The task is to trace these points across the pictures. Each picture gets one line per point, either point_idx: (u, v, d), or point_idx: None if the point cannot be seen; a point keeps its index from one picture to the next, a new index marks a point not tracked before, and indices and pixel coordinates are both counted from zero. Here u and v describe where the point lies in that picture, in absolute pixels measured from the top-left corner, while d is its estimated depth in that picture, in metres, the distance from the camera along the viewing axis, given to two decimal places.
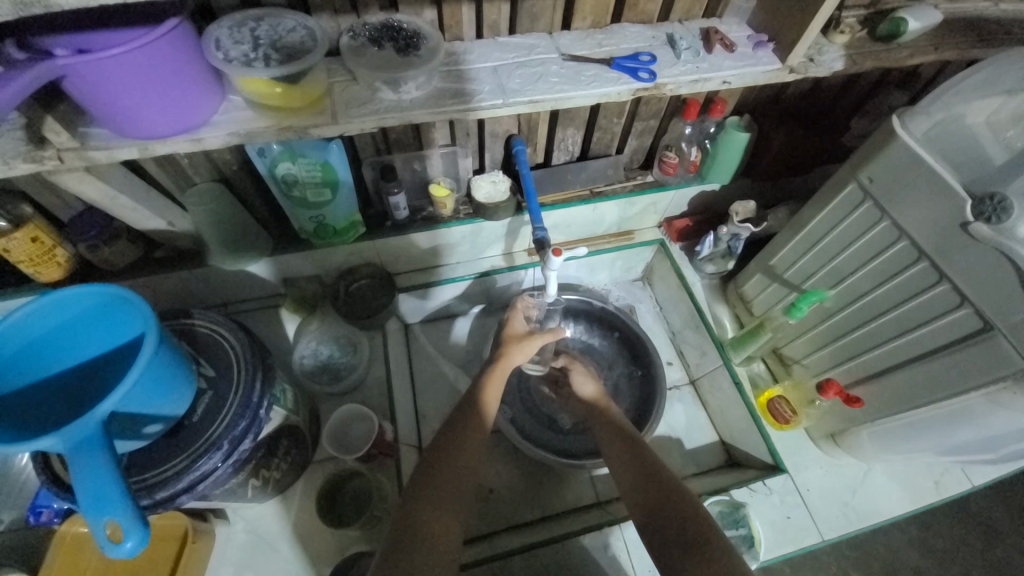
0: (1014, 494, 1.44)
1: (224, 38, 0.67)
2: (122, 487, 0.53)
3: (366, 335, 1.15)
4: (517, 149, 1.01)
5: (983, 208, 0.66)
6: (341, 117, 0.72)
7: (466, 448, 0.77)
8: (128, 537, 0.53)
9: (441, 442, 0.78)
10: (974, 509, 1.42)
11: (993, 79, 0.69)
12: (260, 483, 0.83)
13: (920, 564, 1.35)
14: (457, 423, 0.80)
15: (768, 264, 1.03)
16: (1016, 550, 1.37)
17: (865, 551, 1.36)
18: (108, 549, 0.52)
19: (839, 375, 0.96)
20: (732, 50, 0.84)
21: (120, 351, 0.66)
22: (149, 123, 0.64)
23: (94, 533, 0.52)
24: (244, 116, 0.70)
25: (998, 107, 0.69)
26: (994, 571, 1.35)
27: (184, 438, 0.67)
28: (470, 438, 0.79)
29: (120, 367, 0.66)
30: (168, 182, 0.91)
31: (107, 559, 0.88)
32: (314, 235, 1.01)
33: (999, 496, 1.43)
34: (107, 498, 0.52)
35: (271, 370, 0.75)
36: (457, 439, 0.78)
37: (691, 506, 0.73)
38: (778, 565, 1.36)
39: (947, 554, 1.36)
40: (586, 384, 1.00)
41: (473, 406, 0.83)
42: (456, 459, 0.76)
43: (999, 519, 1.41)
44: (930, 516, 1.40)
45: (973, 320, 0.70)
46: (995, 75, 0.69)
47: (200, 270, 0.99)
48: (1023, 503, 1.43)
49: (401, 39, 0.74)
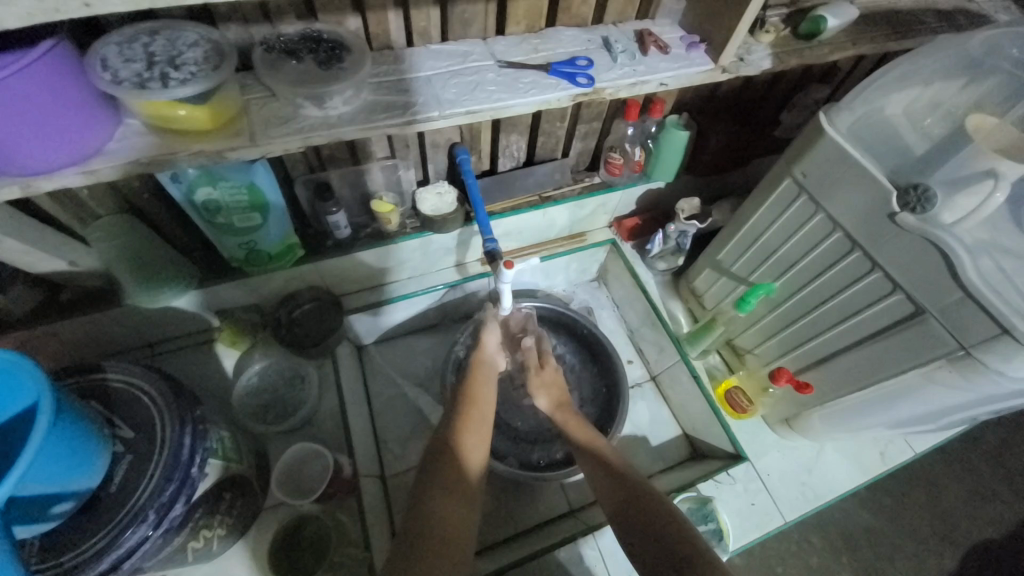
0: (950, 450, 1.56)
1: (112, 56, 0.58)
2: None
3: (314, 363, 1.07)
4: (461, 158, 0.98)
5: (908, 198, 0.69)
6: (261, 138, 0.65)
7: (451, 497, 0.74)
8: None
9: (421, 494, 0.75)
10: (917, 468, 1.53)
11: (907, 74, 0.74)
12: (203, 544, 0.75)
13: (873, 524, 1.45)
14: (429, 478, 0.76)
15: (715, 259, 1.06)
16: (957, 501, 1.49)
17: (824, 519, 1.45)
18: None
19: (787, 363, 0.98)
20: (667, 51, 0.85)
21: (4, 430, 0.54)
22: (26, 158, 0.55)
23: None
24: (145, 142, 0.61)
25: (914, 97, 0.74)
26: (939, 524, 1.46)
27: (102, 513, 0.58)
28: (460, 487, 0.76)
29: (8, 446, 0.54)
30: (65, 216, 0.80)
31: None
32: (246, 262, 0.94)
33: (939, 454, 1.55)
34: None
35: (203, 420, 0.67)
36: (437, 489, 0.74)
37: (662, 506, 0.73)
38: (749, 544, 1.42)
39: (897, 513, 1.47)
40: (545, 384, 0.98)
41: (448, 453, 0.79)
42: (435, 508, 0.72)
43: (943, 474, 1.53)
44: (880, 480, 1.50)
45: (906, 305, 0.73)
46: (911, 70, 0.74)
47: (117, 310, 0.89)
48: (958, 457, 1.55)
49: (322, 51, 0.68)
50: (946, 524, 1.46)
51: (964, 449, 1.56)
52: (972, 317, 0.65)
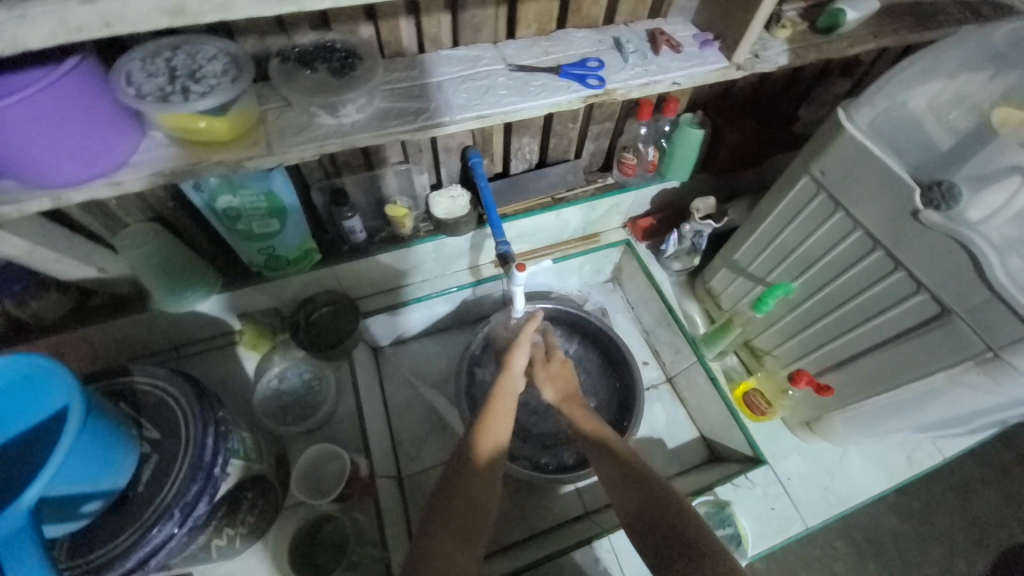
0: (985, 454, 1.50)
1: (136, 72, 0.60)
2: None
3: (332, 365, 1.09)
4: (473, 161, 0.99)
5: (932, 195, 0.67)
6: (277, 147, 0.67)
7: (470, 495, 0.75)
8: None
9: (443, 493, 0.76)
10: (950, 472, 1.48)
11: (934, 65, 0.72)
12: (226, 541, 0.77)
13: (901, 530, 1.40)
14: (449, 479, 0.77)
15: (732, 259, 1.04)
16: (991, 506, 1.43)
17: (849, 524, 1.41)
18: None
19: (807, 364, 0.96)
20: (679, 50, 0.84)
21: (39, 431, 0.56)
22: (57, 171, 0.58)
23: None
24: (167, 153, 0.64)
25: (942, 89, 0.72)
26: (973, 530, 1.41)
27: (130, 512, 0.61)
28: (479, 482, 0.77)
29: (42, 446, 0.56)
30: (95, 225, 0.83)
31: None
32: (266, 267, 0.96)
33: (973, 458, 1.49)
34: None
35: (224, 422, 0.70)
36: (453, 496, 0.75)
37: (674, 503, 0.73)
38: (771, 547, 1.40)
39: (927, 518, 1.42)
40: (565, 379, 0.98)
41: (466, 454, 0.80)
42: (454, 508, 0.74)
43: (978, 479, 1.47)
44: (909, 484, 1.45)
45: (931, 306, 0.71)
46: (936, 61, 0.72)
47: (144, 314, 0.93)
48: (993, 460, 1.49)
49: (335, 60, 0.70)
50: (980, 531, 1.40)
51: (999, 452, 1.50)
52: (1002, 319, 0.63)
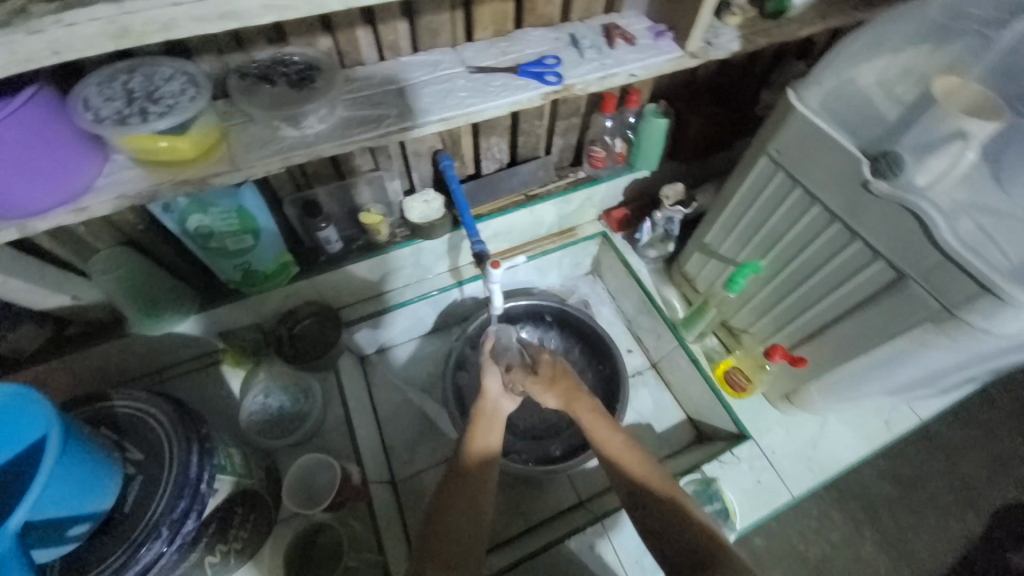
0: (965, 415, 1.55)
1: (93, 97, 0.60)
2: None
3: (318, 376, 1.09)
4: (444, 164, 1.00)
5: (879, 165, 0.70)
6: (242, 162, 0.67)
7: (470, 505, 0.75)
8: None
9: (440, 501, 0.75)
10: (935, 436, 1.52)
11: (876, 43, 0.75)
12: (220, 558, 0.77)
13: (892, 497, 1.44)
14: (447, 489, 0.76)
15: (703, 242, 1.07)
16: (976, 465, 1.48)
17: (841, 494, 1.45)
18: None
19: (782, 339, 0.98)
20: (634, 43, 0.86)
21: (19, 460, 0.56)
22: (19, 201, 0.58)
23: None
24: (132, 175, 0.64)
25: (887, 65, 0.74)
26: (960, 490, 1.45)
27: (118, 534, 0.61)
28: (479, 498, 0.76)
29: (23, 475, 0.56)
30: (66, 254, 0.83)
31: None
32: (243, 283, 0.96)
33: (955, 420, 1.54)
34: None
35: (209, 438, 0.70)
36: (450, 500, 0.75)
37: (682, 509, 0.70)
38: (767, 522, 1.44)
39: (916, 483, 1.46)
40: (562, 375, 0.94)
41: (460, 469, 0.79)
42: (455, 520, 0.73)
43: (962, 440, 1.52)
44: (897, 451, 1.49)
45: (888, 272, 0.74)
46: (879, 37, 0.76)
47: (123, 339, 0.92)
48: (973, 421, 1.54)
49: (293, 73, 0.71)
50: (966, 490, 1.45)
51: (980, 412, 1.56)
52: (952, 278, 0.65)
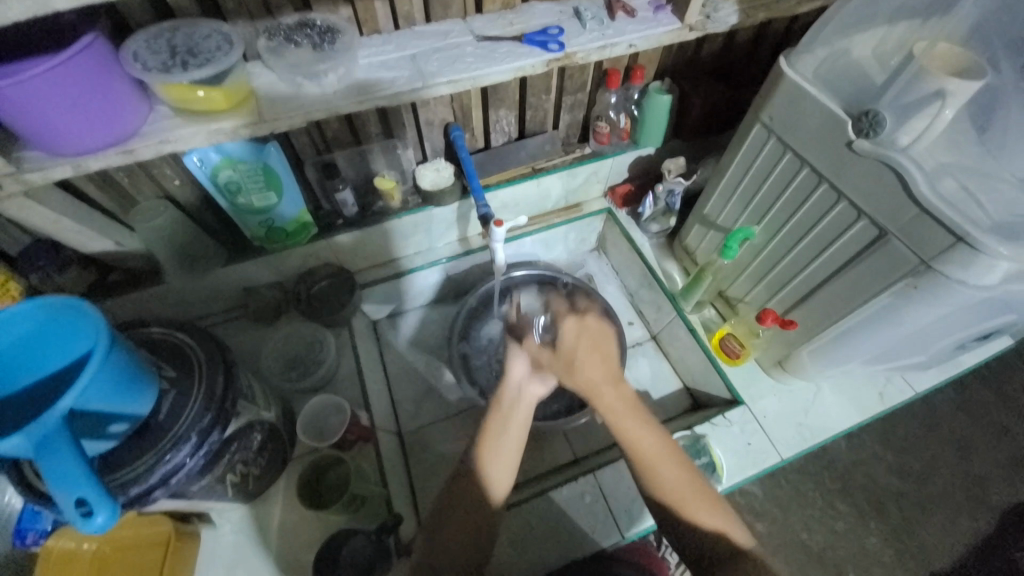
0: (978, 408, 1.53)
1: (142, 50, 0.68)
2: (87, 467, 0.56)
3: (332, 332, 1.17)
4: (455, 134, 1.06)
5: (861, 124, 0.73)
6: (268, 115, 0.75)
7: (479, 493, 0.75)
8: (98, 512, 0.55)
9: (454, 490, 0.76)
10: (946, 428, 1.51)
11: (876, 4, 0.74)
12: (239, 480, 0.85)
13: (900, 488, 1.42)
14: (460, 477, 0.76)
15: (702, 213, 1.11)
16: (991, 464, 1.45)
17: (848, 483, 1.43)
18: (79, 526, 0.55)
19: (775, 305, 1.01)
20: (634, 15, 0.91)
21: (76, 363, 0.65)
22: (76, 139, 0.66)
23: (64, 512, 0.54)
24: (173, 123, 0.72)
25: (883, 37, 0.75)
26: (970, 483, 1.44)
27: (151, 437, 0.69)
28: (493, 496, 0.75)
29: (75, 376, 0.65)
30: (111, 203, 0.93)
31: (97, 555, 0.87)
32: (267, 239, 1.04)
33: (967, 413, 1.53)
34: (69, 479, 0.54)
35: (234, 366, 0.78)
36: (460, 489, 0.75)
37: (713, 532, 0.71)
38: (770, 508, 1.43)
39: (925, 474, 1.44)
40: (588, 355, 0.80)
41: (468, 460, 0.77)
42: (465, 508, 0.74)
43: (974, 434, 1.50)
44: (906, 442, 1.48)
45: (870, 230, 0.77)
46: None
47: (158, 287, 1.02)
48: (987, 414, 1.53)
49: (315, 35, 0.78)
50: (976, 483, 1.43)
51: (998, 411, 1.53)
52: (928, 231, 0.68)
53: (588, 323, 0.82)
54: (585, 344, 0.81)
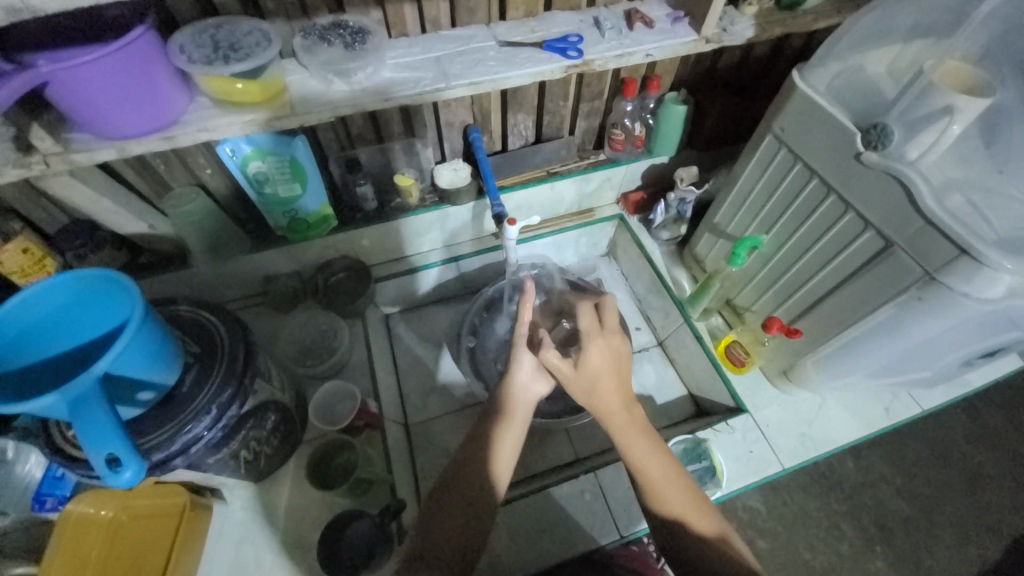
0: (992, 436, 1.51)
1: (187, 44, 0.73)
2: (118, 426, 0.59)
3: (346, 322, 1.20)
4: (473, 137, 1.11)
5: (870, 137, 0.75)
6: (299, 109, 0.79)
7: (476, 479, 0.75)
8: (127, 468, 0.59)
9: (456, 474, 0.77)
10: (957, 454, 1.48)
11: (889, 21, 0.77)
12: (251, 457, 0.88)
13: (908, 512, 1.40)
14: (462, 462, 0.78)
15: (712, 222, 1.12)
16: (1003, 493, 1.43)
17: (855, 506, 1.41)
18: (109, 480, 0.59)
19: (782, 314, 1.02)
20: (652, 26, 0.94)
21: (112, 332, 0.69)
22: (122, 123, 0.71)
23: (95, 466, 0.58)
24: (211, 112, 0.77)
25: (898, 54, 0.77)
26: (982, 512, 1.40)
27: (174, 407, 0.72)
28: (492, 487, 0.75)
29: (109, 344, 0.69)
30: (146, 187, 0.98)
31: (113, 525, 0.91)
32: (289, 230, 1.08)
33: (980, 440, 1.50)
34: (100, 436, 0.58)
35: (254, 345, 0.81)
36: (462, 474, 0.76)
37: (715, 542, 0.71)
38: (773, 526, 1.41)
39: (933, 500, 1.42)
40: (607, 375, 0.81)
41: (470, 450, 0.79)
42: (463, 492, 0.74)
43: (985, 461, 1.47)
44: (916, 466, 1.46)
45: (877, 240, 0.78)
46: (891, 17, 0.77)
47: (185, 270, 1.07)
48: (1001, 443, 1.50)
49: (347, 35, 0.83)
50: (987, 513, 1.40)
51: (1012, 440, 1.50)
52: (934, 243, 0.69)
53: (610, 342, 0.83)
54: (601, 362, 0.81)
